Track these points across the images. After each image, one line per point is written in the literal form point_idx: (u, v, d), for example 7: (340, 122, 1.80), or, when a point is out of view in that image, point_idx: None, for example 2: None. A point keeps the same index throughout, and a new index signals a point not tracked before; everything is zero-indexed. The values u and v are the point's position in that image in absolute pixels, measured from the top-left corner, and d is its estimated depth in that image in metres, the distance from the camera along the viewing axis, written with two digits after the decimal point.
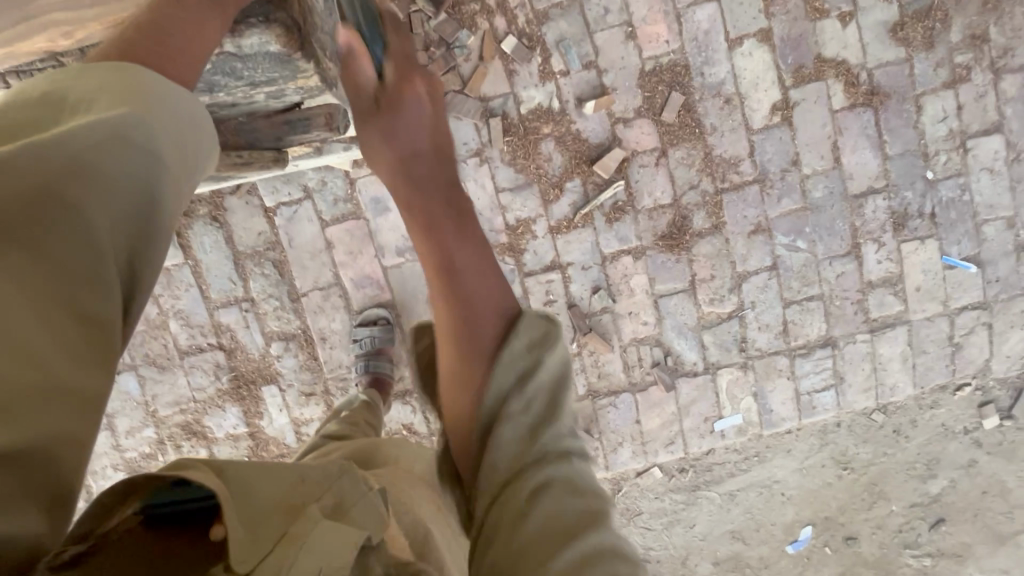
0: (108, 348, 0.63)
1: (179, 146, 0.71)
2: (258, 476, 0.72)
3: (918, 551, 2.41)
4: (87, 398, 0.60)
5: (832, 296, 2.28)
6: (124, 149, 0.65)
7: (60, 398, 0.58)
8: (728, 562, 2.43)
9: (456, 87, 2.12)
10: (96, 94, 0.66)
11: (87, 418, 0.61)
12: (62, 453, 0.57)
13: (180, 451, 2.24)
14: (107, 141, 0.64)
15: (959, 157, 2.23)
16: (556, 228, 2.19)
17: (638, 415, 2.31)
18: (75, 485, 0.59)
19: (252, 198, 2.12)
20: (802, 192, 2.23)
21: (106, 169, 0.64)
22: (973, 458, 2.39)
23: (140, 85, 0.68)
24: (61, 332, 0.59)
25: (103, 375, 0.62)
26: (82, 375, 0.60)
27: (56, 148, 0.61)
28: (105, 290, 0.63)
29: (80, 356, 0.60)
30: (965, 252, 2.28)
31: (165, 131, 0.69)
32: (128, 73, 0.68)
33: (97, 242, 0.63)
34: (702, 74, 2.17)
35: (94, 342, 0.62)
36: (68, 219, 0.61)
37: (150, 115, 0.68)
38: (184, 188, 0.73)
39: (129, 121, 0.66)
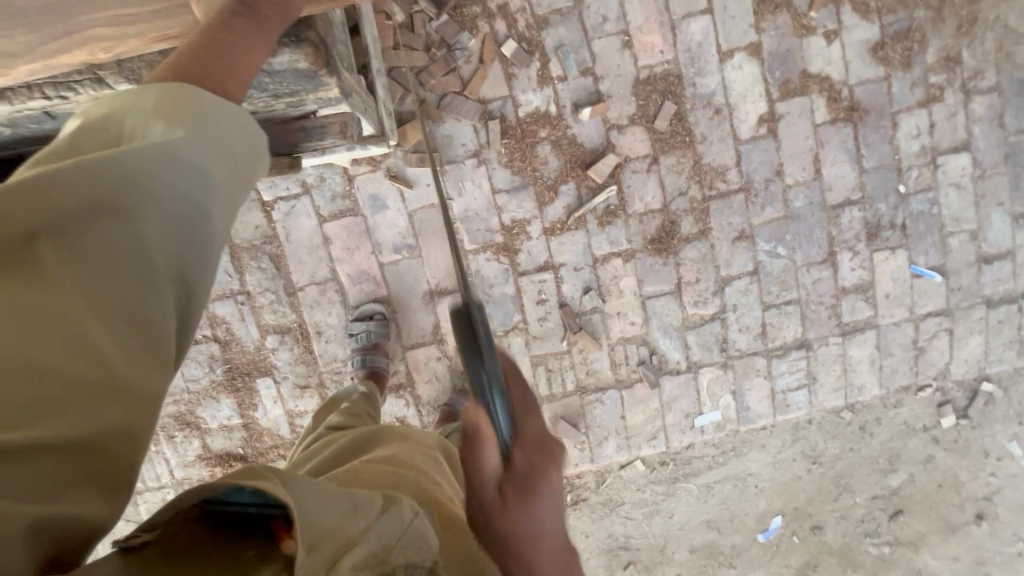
0: (164, 354, 0.65)
1: (227, 160, 0.74)
2: (317, 503, 0.79)
3: (878, 540, 2.58)
4: (145, 399, 0.63)
5: (808, 301, 2.40)
6: (176, 164, 0.68)
7: (122, 396, 0.61)
8: (704, 550, 2.57)
9: (456, 89, 2.16)
10: (150, 112, 0.70)
11: (147, 419, 0.63)
12: (121, 452, 0.61)
13: (173, 441, 2.26)
14: (161, 156, 0.67)
15: (929, 172, 2.37)
16: (550, 229, 2.26)
17: (623, 410, 2.42)
18: (131, 481, 0.63)
19: (249, 192, 2.13)
20: (784, 202, 2.34)
21: (160, 184, 0.67)
22: (931, 453, 2.56)
23: (189, 105, 0.72)
24: (121, 341, 0.62)
25: (161, 377, 0.65)
26: (141, 378, 0.62)
27: (116, 162, 0.65)
28: (160, 299, 0.65)
29: (140, 364, 0.63)
30: (931, 262, 2.42)
31: (215, 145, 0.73)
32: (180, 95, 0.73)
33: (154, 251, 0.65)
34: (694, 85, 2.24)
35: (154, 348, 0.64)
36: (127, 231, 0.64)
37: (200, 133, 0.71)
38: (233, 200, 0.76)
39: (181, 138, 0.69)
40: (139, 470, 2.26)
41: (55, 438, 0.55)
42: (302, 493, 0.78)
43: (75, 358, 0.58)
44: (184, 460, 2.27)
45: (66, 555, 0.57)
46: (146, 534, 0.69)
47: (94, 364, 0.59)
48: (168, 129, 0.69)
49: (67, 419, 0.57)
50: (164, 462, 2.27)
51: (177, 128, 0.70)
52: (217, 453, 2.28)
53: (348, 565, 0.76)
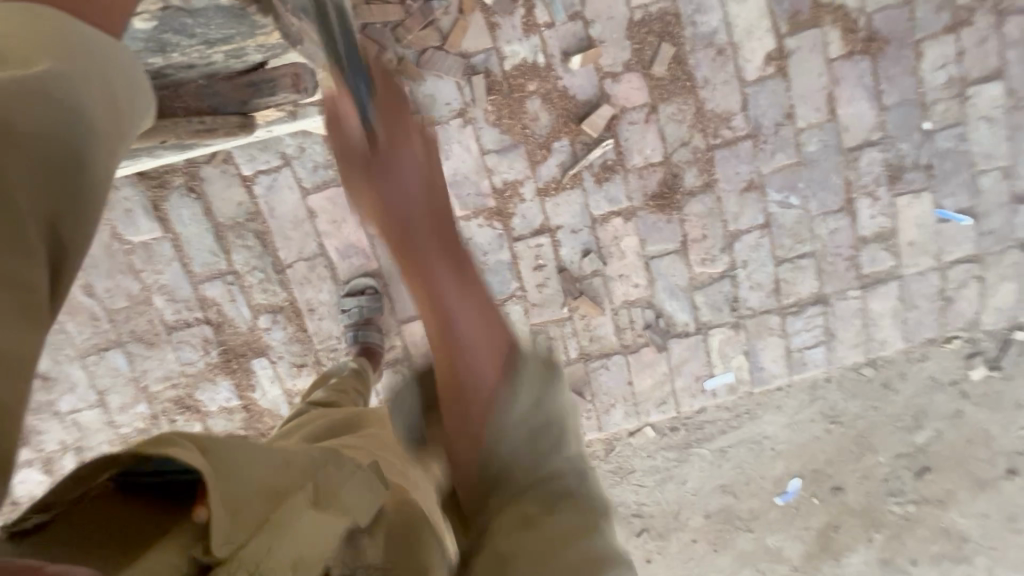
0: (41, 312, 0.56)
1: (105, 105, 0.68)
2: (244, 456, 0.73)
3: (903, 499, 2.48)
4: (18, 364, 0.52)
5: (824, 253, 2.26)
6: (42, 99, 0.60)
7: None
8: (719, 515, 2.50)
9: (435, 43, 2.02)
10: (4, 40, 0.62)
11: (20, 390, 0.52)
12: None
13: (175, 425, 2.24)
14: (22, 82, 0.59)
15: (957, 105, 2.16)
16: (544, 190, 2.14)
17: (630, 376, 2.32)
18: (10, 468, 0.51)
19: (228, 166, 2.05)
20: (796, 146, 2.17)
21: (20, 120, 0.58)
22: (959, 408, 2.42)
23: (57, 36, 0.66)
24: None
25: (32, 342, 0.54)
26: (13, 338, 0.53)
27: None
28: (25, 245, 0.56)
29: (11, 320, 0.53)
30: (959, 205, 2.24)
31: (90, 85, 0.66)
32: (45, 23, 0.66)
33: (18, 194, 0.56)
34: (694, 24, 2.07)
35: (21, 303, 0.54)
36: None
37: (73, 68, 0.65)
38: (113, 151, 0.69)
39: (48, 72, 0.62)
40: None
41: None
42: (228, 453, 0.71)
43: None
44: None
45: None
46: (39, 515, 0.68)
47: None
48: (29, 61, 0.61)
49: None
50: None
51: (40, 59, 0.62)
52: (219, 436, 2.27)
53: (280, 515, 0.69)
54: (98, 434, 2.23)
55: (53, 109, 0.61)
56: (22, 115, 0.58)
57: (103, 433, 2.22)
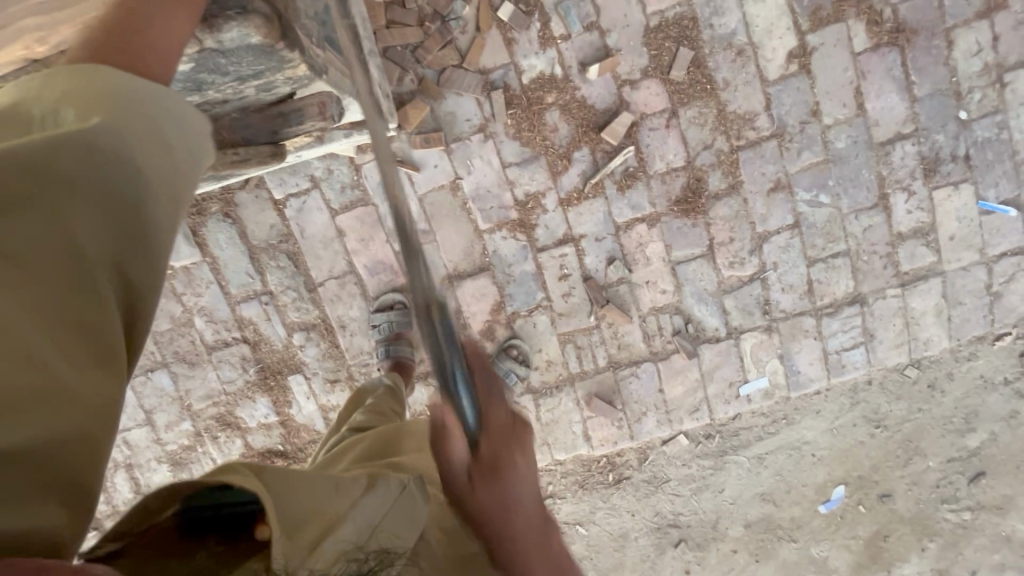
0: (112, 356, 0.67)
1: (156, 146, 0.73)
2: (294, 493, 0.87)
3: (957, 506, 2.36)
4: (104, 406, 0.65)
5: (859, 251, 2.19)
6: (94, 156, 0.67)
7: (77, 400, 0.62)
8: (760, 524, 2.43)
9: (454, 62, 2.06)
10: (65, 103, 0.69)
11: (106, 422, 0.65)
12: (86, 454, 0.63)
13: (217, 442, 2.32)
14: (84, 154, 0.66)
15: (995, 93, 2.08)
16: (566, 200, 2.15)
17: (661, 384, 2.29)
18: (95, 484, 0.64)
19: (261, 191, 2.13)
20: (824, 143, 2.12)
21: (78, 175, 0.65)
22: (1015, 409, 2.30)
23: (107, 88, 0.71)
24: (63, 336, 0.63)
25: (114, 386, 0.66)
26: (98, 385, 0.64)
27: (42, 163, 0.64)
28: (102, 297, 0.66)
29: (80, 362, 0.64)
30: (1003, 195, 2.14)
31: (144, 139, 0.71)
32: (92, 75, 0.71)
33: (86, 244, 0.65)
34: (712, 26, 2.05)
35: (98, 345, 0.65)
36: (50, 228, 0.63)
37: (127, 120, 0.70)
38: (173, 190, 0.75)
39: (95, 126, 0.67)
40: (190, 471, 2.34)
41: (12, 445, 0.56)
42: (279, 487, 0.86)
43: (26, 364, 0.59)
44: (229, 459, 2.34)
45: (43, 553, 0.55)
46: (110, 544, 0.74)
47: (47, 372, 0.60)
48: (82, 117, 0.68)
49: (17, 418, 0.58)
50: (211, 462, 2.34)
51: (91, 115, 0.68)
52: (259, 452, 2.34)
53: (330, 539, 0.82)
54: (146, 451, 2.33)
55: (108, 162, 0.68)
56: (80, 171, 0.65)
57: (151, 449, 2.32)
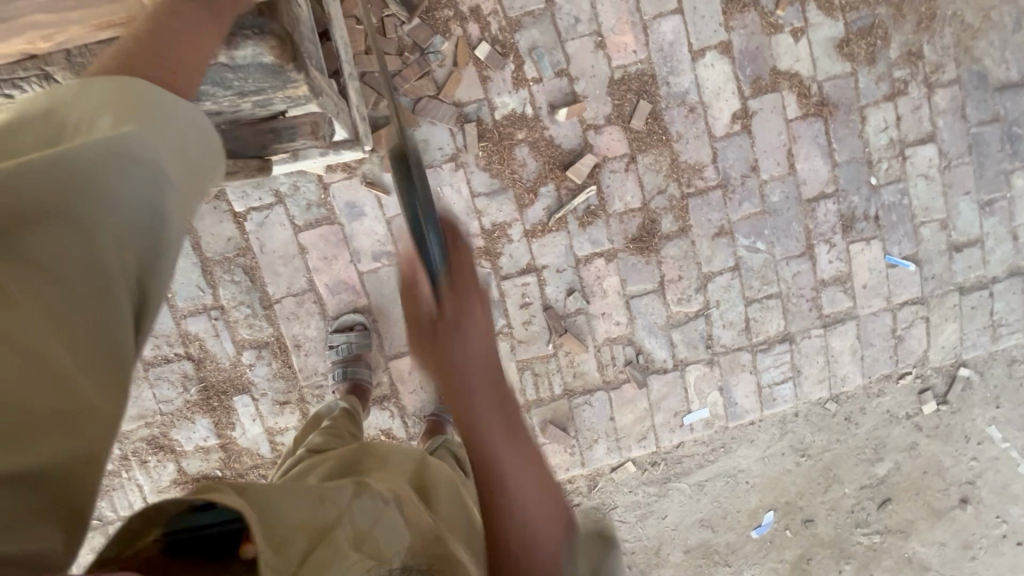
0: (122, 372, 0.65)
1: (179, 158, 0.75)
2: (283, 504, 0.85)
3: (868, 530, 2.58)
4: (106, 417, 0.63)
5: (789, 294, 2.43)
6: (121, 167, 0.69)
7: (83, 417, 0.61)
8: (698, 549, 2.54)
9: (430, 93, 2.14)
10: (94, 108, 0.70)
11: (109, 434, 0.63)
12: (82, 472, 0.60)
13: (146, 466, 2.16)
14: (107, 159, 0.68)
15: (898, 164, 2.42)
16: (531, 231, 2.24)
17: (613, 412, 2.39)
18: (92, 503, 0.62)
19: (220, 203, 2.06)
20: (761, 196, 2.36)
21: (113, 187, 0.68)
22: (915, 441, 2.58)
23: (131, 95, 0.72)
24: (78, 349, 0.62)
25: (115, 398, 0.64)
26: (103, 400, 0.63)
27: (64, 165, 0.66)
28: (113, 311, 0.66)
29: (96, 378, 0.63)
30: (905, 251, 2.47)
31: (165, 149, 0.73)
32: (123, 87, 0.72)
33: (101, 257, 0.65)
34: (668, 84, 2.26)
35: (108, 361, 0.64)
36: (77, 239, 0.64)
37: (148, 130, 0.71)
38: (189, 200, 0.77)
39: (129, 136, 0.69)
40: (111, 498, 2.15)
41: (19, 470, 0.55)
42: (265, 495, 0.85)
43: (46, 388, 0.58)
44: (158, 485, 2.17)
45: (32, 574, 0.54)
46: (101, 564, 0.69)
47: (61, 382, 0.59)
48: (115, 123, 0.69)
49: (35, 442, 0.57)
50: (137, 489, 2.17)
51: (124, 124, 0.70)
52: (193, 477, 2.18)
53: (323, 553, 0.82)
54: None
55: (131, 172, 0.69)
56: (111, 184, 0.68)
57: None
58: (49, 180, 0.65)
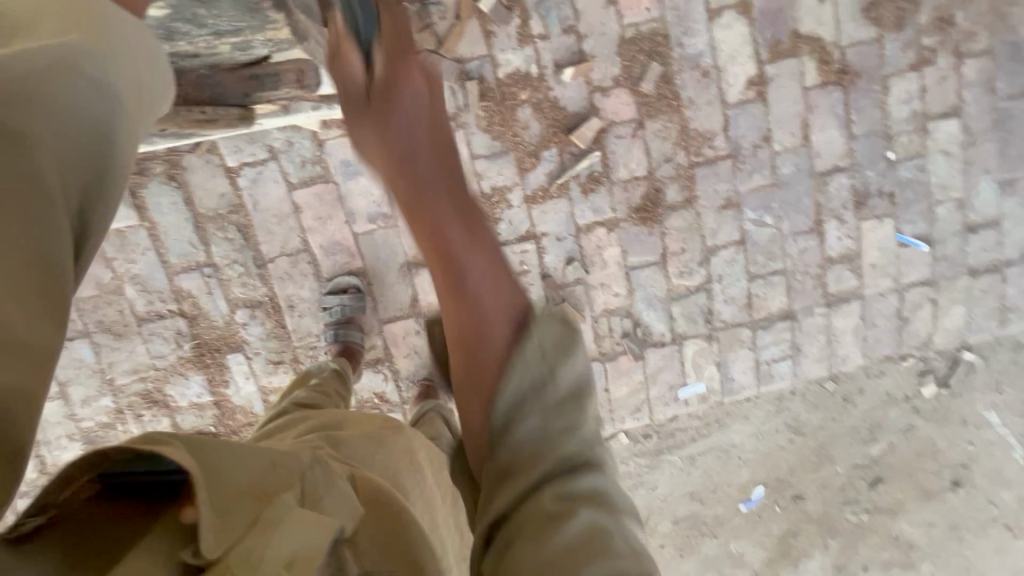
0: (57, 305, 0.56)
1: (139, 93, 0.71)
2: (232, 459, 0.76)
3: (858, 508, 2.58)
4: (40, 353, 0.54)
5: (794, 271, 2.37)
6: (64, 74, 0.61)
7: (11, 348, 0.51)
8: (686, 521, 2.56)
9: (431, 47, 2.06)
10: (40, 19, 0.63)
11: (40, 377, 0.54)
12: (13, 416, 0.52)
13: (141, 420, 2.18)
14: (58, 67, 0.61)
15: (918, 138, 2.31)
16: (531, 198, 2.18)
17: (607, 383, 2.38)
18: (23, 455, 0.53)
19: (212, 156, 2.01)
20: (772, 168, 2.27)
21: (62, 97, 0.60)
22: (911, 423, 2.56)
23: (85, 12, 0.67)
24: (11, 268, 0.53)
25: (54, 333, 0.56)
26: (32, 328, 0.54)
27: (1, 64, 0.57)
28: (59, 230, 0.58)
29: (26, 305, 0.54)
30: (918, 231, 2.39)
31: (121, 69, 0.68)
32: (77, 4, 0.67)
33: (46, 172, 0.57)
34: (681, 45, 2.15)
35: (39, 280, 0.55)
36: (15, 144, 0.55)
37: (102, 46, 0.66)
38: (140, 132, 0.71)
39: (79, 46, 0.64)
40: None
41: None
42: (220, 452, 0.75)
43: None
44: None
45: None
46: (38, 517, 0.66)
47: None
48: (63, 33, 0.63)
49: None
50: None
51: (70, 34, 0.64)
52: (188, 433, 2.20)
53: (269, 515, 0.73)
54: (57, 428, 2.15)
55: (89, 88, 0.64)
56: (62, 93, 0.60)
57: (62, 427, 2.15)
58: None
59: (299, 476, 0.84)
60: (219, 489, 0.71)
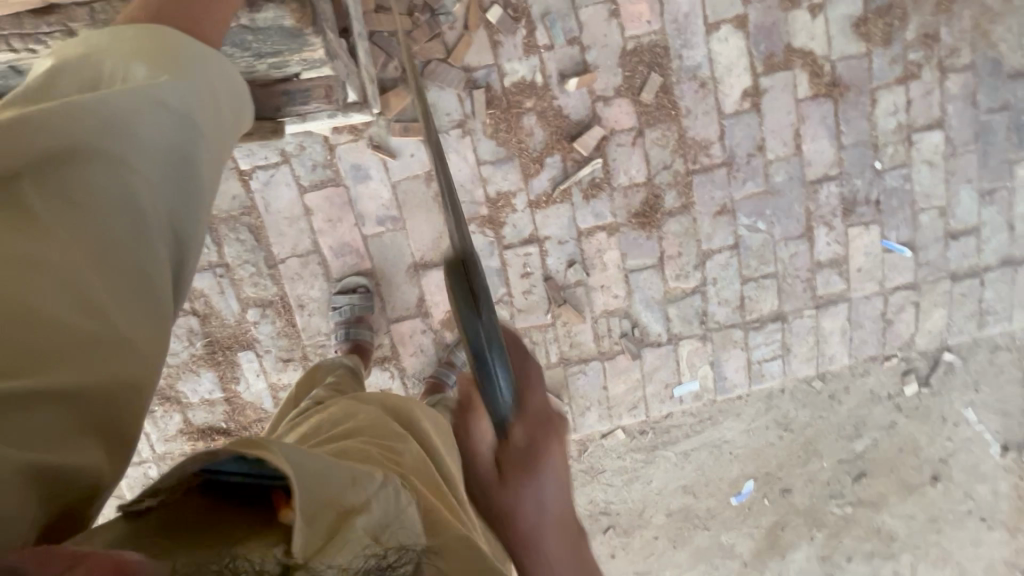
0: (160, 312, 0.73)
1: (217, 114, 0.83)
2: (310, 473, 0.78)
3: (842, 501, 2.70)
4: (151, 350, 0.71)
5: (785, 275, 2.47)
6: (150, 109, 0.74)
7: (132, 348, 0.69)
8: (679, 514, 2.66)
9: (439, 56, 2.13)
10: (132, 58, 0.76)
11: (150, 369, 0.71)
12: (133, 400, 0.69)
13: (153, 415, 2.23)
14: (146, 106, 0.74)
15: (904, 149, 2.42)
16: (535, 202, 2.26)
17: (605, 381, 2.47)
18: (137, 431, 0.70)
19: (225, 160, 2.07)
20: (765, 176, 2.37)
21: (149, 134, 0.74)
22: (894, 420, 2.68)
23: (170, 49, 0.79)
24: (120, 282, 0.69)
25: (160, 335, 0.73)
26: (144, 330, 0.70)
27: (105, 109, 0.71)
28: (149, 247, 0.73)
29: (134, 309, 0.70)
30: (902, 237, 2.50)
31: (202, 98, 0.80)
32: (164, 41, 0.79)
33: (139, 200, 0.72)
34: (680, 57, 2.24)
35: (145, 287, 0.72)
36: (114, 179, 0.71)
37: (183, 79, 0.78)
38: (220, 149, 0.84)
39: (163, 85, 0.76)
40: None
41: (60, 385, 0.61)
42: (302, 461, 0.79)
43: (87, 312, 0.65)
44: (165, 434, 2.25)
45: (83, 488, 0.64)
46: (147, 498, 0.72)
47: (97, 302, 0.66)
48: (150, 74, 0.76)
49: (88, 360, 0.64)
50: (144, 437, 2.25)
51: (159, 75, 0.76)
52: (199, 428, 2.26)
53: (349, 531, 0.74)
54: None
55: (175, 121, 0.77)
56: (149, 129, 0.74)
57: None
58: (85, 121, 0.69)
59: (373, 496, 0.84)
60: (308, 502, 0.74)
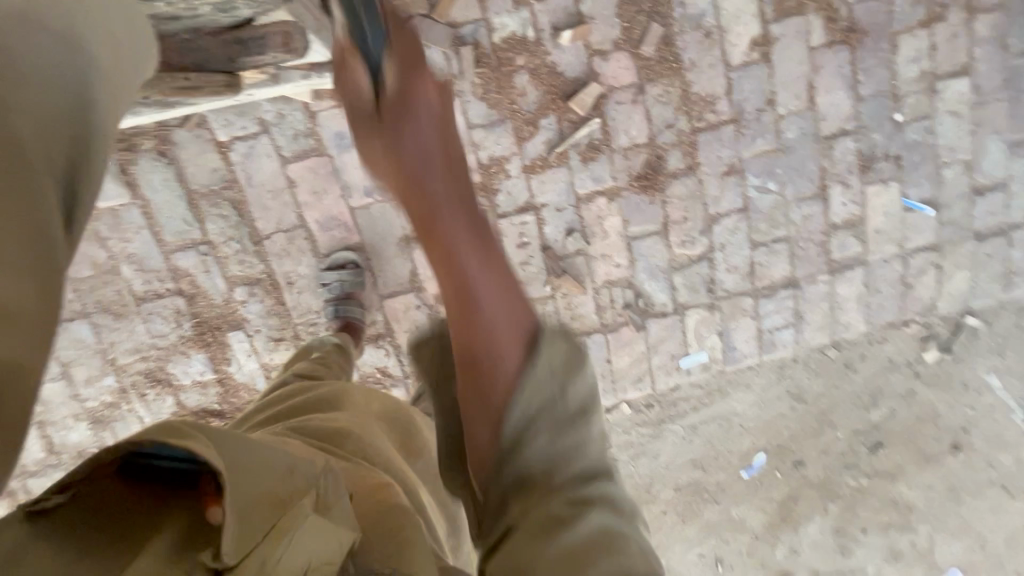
0: (51, 271, 0.62)
1: (111, 56, 0.76)
2: (246, 456, 0.75)
3: (857, 472, 2.61)
4: (41, 317, 0.59)
5: (798, 238, 2.33)
6: (33, 38, 0.66)
7: (20, 311, 0.57)
8: (688, 488, 2.59)
9: (423, 12, 1.99)
10: None
11: (42, 342, 0.59)
12: (19, 379, 0.55)
13: (145, 399, 2.19)
14: (23, 34, 0.65)
15: (927, 99, 2.25)
16: (530, 168, 2.14)
17: (609, 354, 2.38)
18: (28, 419, 0.57)
19: (202, 131, 1.96)
20: (776, 133, 2.22)
21: (29, 65, 0.65)
22: (912, 388, 2.57)
23: None
24: (5, 229, 0.58)
25: (52, 301, 0.61)
26: (29, 292, 0.59)
27: None
28: (39, 192, 0.63)
29: (22, 267, 0.59)
30: (924, 195, 2.35)
31: (97, 37, 0.74)
32: None
33: (25, 137, 0.63)
34: (683, 4, 2.07)
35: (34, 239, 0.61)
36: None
37: (77, 12, 0.72)
38: (113, 101, 0.77)
39: (50, 13, 0.69)
40: (113, 430, 2.20)
41: None
42: (231, 446, 0.74)
43: None
44: (158, 418, 2.20)
45: None
46: (58, 496, 0.67)
47: None
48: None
49: None
50: (138, 421, 2.21)
51: (42, 1, 0.69)
52: (192, 411, 2.22)
53: (286, 520, 0.73)
54: (61, 409, 2.16)
55: (58, 55, 0.69)
56: (26, 58, 0.65)
57: (66, 407, 2.16)
58: None
59: (312, 478, 0.82)
60: (238, 493, 0.71)
